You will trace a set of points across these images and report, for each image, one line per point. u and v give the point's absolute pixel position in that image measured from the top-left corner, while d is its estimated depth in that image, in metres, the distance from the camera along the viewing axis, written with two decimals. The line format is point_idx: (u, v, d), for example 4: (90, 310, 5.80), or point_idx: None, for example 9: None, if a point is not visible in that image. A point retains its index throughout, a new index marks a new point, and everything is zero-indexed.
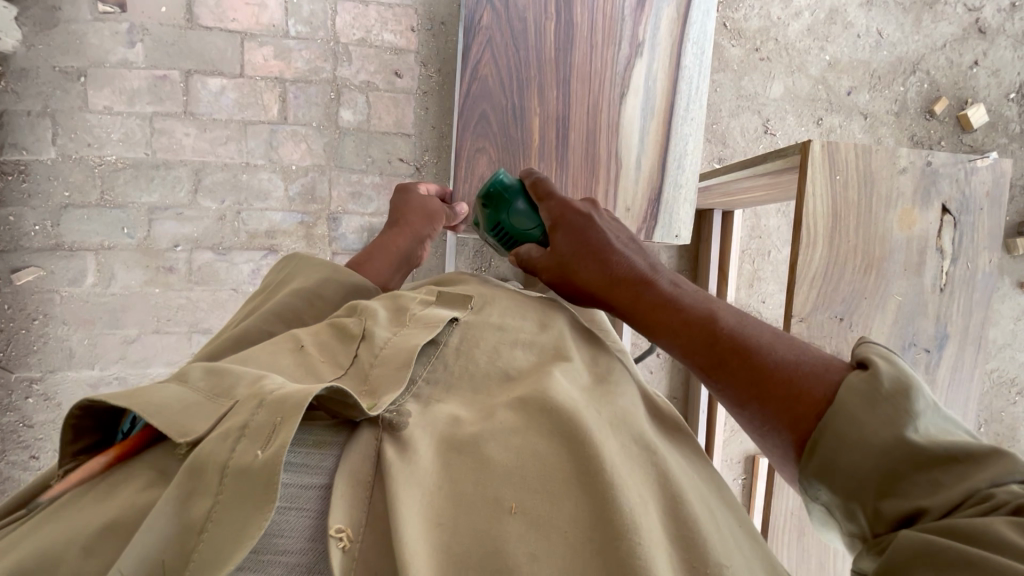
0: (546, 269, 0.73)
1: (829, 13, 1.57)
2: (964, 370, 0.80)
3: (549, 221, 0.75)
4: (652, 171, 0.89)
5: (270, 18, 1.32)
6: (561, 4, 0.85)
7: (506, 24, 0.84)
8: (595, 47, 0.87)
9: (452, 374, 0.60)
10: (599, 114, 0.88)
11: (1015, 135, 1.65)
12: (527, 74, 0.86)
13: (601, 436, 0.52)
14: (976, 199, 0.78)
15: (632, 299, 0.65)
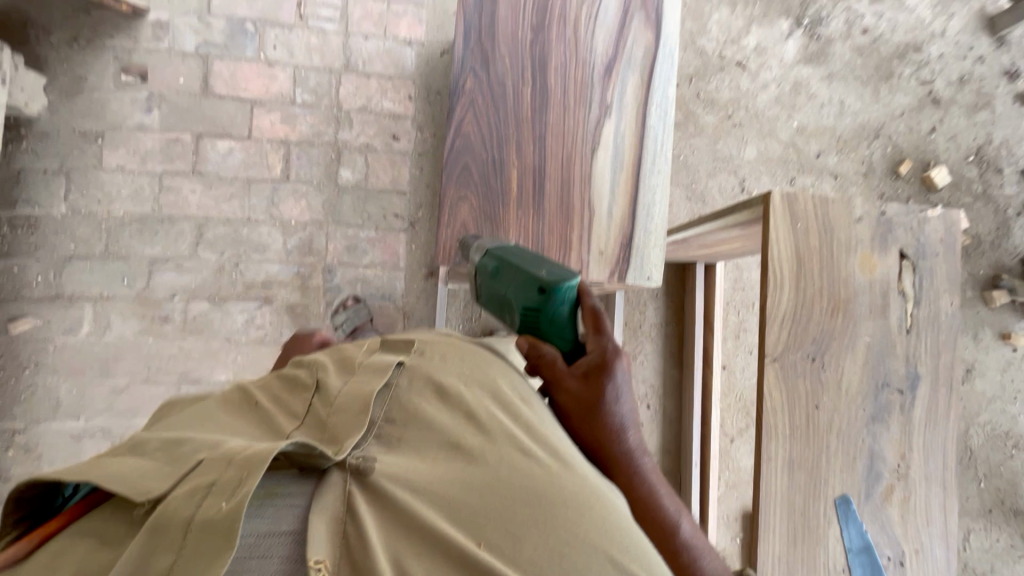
0: (567, 393, 0.64)
1: (794, 86, 1.71)
2: (939, 410, 0.82)
3: (595, 357, 0.65)
4: (623, 218, 0.93)
5: (279, 87, 1.44)
6: (536, 71, 0.93)
7: (487, 89, 0.93)
8: (567, 109, 0.93)
9: (410, 407, 0.55)
10: (572, 166, 0.93)
11: (978, 195, 1.75)
12: (505, 132, 0.93)
13: (566, 473, 0.51)
14: (931, 245, 0.83)
15: (618, 471, 0.64)
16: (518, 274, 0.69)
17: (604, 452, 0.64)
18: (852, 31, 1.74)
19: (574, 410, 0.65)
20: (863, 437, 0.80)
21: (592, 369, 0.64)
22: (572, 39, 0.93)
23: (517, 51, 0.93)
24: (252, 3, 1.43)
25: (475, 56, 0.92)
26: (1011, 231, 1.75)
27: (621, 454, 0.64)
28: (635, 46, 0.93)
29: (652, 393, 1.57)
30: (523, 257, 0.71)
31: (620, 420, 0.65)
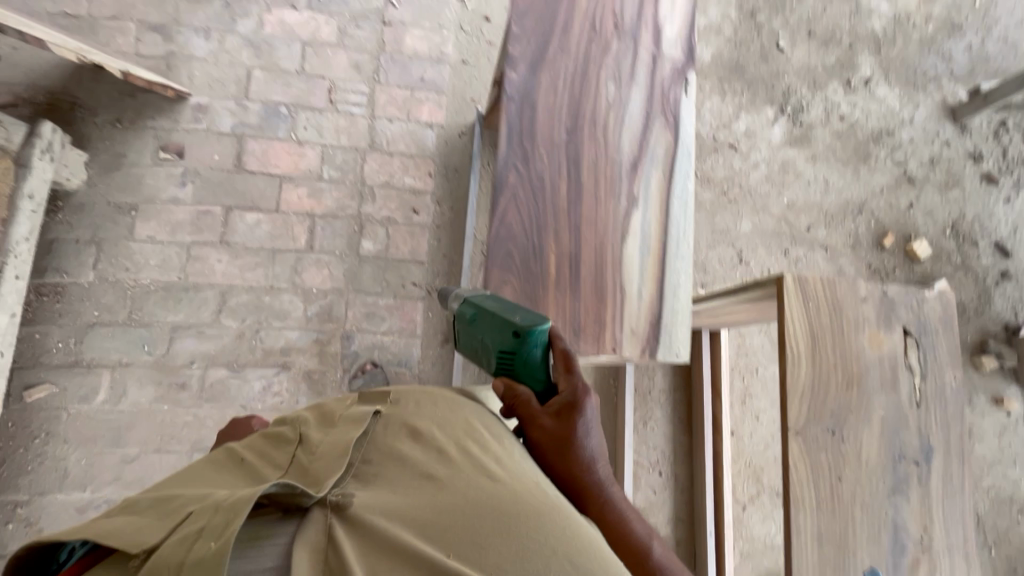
0: (541, 431, 0.67)
1: (782, 166, 1.86)
2: (954, 481, 0.85)
3: (567, 396, 0.69)
4: (661, 279, 0.83)
5: (308, 164, 1.53)
6: (567, 142, 0.84)
7: (522, 162, 0.82)
8: (600, 181, 0.84)
9: (385, 448, 0.59)
10: (613, 215, 0.83)
11: (958, 266, 1.88)
12: (543, 209, 0.81)
13: (530, 493, 0.54)
14: (931, 322, 0.90)
15: (591, 499, 0.66)
16: (493, 322, 0.73)
17: (576, 484, 0.66)
18: (830, 118, 1.92)
19: (547, 446, 0.67)
20: (886, 508, 0.83)
21: (564, 407, 0.68)
22: (622, 91, 0.88)
23: (565, 94, 0.86)
24: (287, 90, 1.55)
25: (520, 95, 0.84)
26: (992, 299, 1.86)
27: (593, 484, 0.66)
28: (682, 107, 0.89)
29: (663, 459, 1.58)
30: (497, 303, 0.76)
31: (590, 451, 0.67)
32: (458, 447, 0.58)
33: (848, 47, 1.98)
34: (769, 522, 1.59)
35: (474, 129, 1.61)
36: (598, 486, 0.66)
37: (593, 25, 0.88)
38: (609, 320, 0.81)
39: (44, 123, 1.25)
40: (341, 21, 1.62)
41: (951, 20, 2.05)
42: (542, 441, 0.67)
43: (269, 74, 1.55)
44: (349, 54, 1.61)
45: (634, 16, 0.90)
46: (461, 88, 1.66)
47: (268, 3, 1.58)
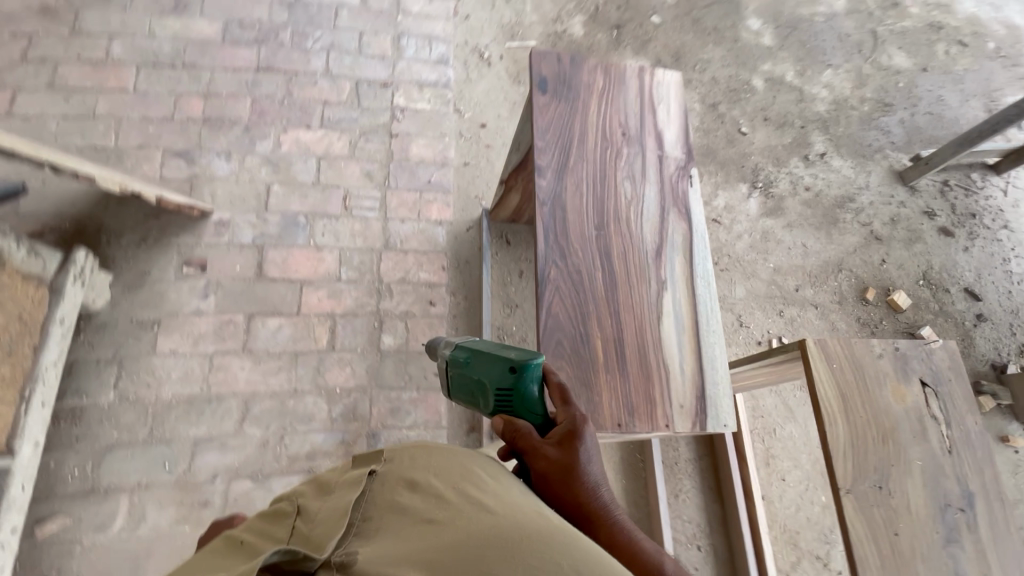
0: (545, 459, 0.71)
1: (763, 235, 2.02)
2: (1002, 525, 0.89)
3: (566, 426, 0.74)
4: (699, 353, 0.90)
5: (326, 267, 1.60)
6: (599, 236, 0.94)
7: (561, 257, 0.91)
8: (631, 269, 0.93)
9: (387, 502, 0.58)
10: (646, 299, 0.91)
11: (937, 312, 2.01)
12: (585, 297, 0.89)
13: (531, 523, 0.53)
14: (942, 372, 0.98)
15: (599, 524, 0.69)
16: (490, 360, 0.83)
17: (584, 510, 0.69)
18: (797, 189, 2.12)
19: (551, 475, 0.71)
20: (946, 559, 0.85)
21: (565, 436, 0.73)
22: (637, 188, 0.99)
23: (591, 195, 0.96)
24: (304, 200, 1.66)
25: (550, 200, 0.94)
26: (975, 341, 1.98)
27: (600, 508, 0.70)
28: (690, 197, 1.00)
29: (699, 532, 1.55)
30: (492, 348, 0.85)
31: (593, 476, 0.71)
32: (456, 490, 0.58)
33: (800, 127, 2.24)
34: None
35: (481, 223, 1.72)
36: (604, 510, 0.69)
37: (604, 136, 1.01)
38: (658, 396, 0.86)
39: (78, 249, 1.30)
40: (352, 136, 1.77)
41: (881, 101, 2.36)
42: (546, 471, 0.71)
43: (286, 187, 1.66)
44: (361, 164, 1.74)
45: (637, 126, 1.03)
46: (465, 187, 1.80)
47: (285, 126, 1.73)
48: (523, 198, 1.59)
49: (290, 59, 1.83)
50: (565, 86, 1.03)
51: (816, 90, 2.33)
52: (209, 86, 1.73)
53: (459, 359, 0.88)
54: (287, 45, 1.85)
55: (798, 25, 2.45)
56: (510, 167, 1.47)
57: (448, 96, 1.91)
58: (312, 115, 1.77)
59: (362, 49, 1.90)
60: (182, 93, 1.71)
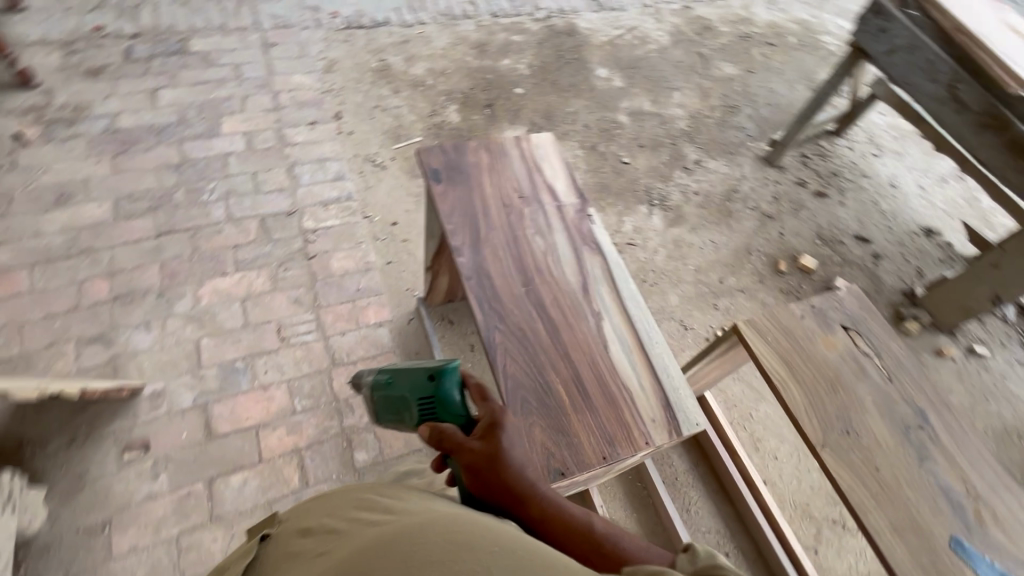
0: (472, 454, 0.78)
1: (675, 243, 2.19)
2: (956, 428, 0.98)
3: (487, 420, 0.81)
4: (652, 366, 0.95)
5: (279, 404, 1.55)
6: (528, 291, 1.00)
7: (501, 321, 0.96)
8: (566, 310, 0.99)
9: (279, 554, 0.71)
10: (589, 333, 0.97)
11: (841, 263, 2.24)
12: (534, 349, 0.94)
13: (401, 513, 0.68)
14: (856, 313, 1.09)
15: (531, 501, 0.77)
16: (411, 378, 0.97)
17: (516, 492, 0.77)
18: (688, 195, 2.34)
19: (479, 467, 0.78)
20: (926, 477, 0.92)
21: (488, 429, 0.80)
22: (549, 239, 1.07)
23: (510, 257, 1.03)
24: (238, 345, 1.63)
25: (475, 273, 1.00)
26: (881, 277, 2.22)
27: (529, 488, 0.77)
28: (596, 233, 1.10)
29: (722, 538, 1.55)
30: (410, 368, 1.00)
31: (519, 460, 0.79)
32: (337, 514, 0.72)
33: (671, 145, 2.51)
34: (845, 554, 1.57)
35: (420, 312, 1.76)
36: (535, 489, 0.77)
37: (505, 203, 1.10)
38: (629, 418, 0.89)
39: (1, 472, 1.20)
40: (271, 269, 1.79)
41: (726, 106, 2.72)
42: (473, 464, 0.78)
43: (216, 337, 1.63)
44: (286, 293, 1.74)
45: (531, 187, 1.14)
46: (395, 284, 1.85)
47: (200, 280, 1.72)
48: (452, 277, 1.65)
49: (190, 216, 1.85)
50: (456, 172, 1.13)
51: (672, 111, 2.65)
52: (112, 264, 1.71)
53: (386, 385, 1.03)
54: (183, 204, 1.87)
55: (638, 65, 2.81)
56: (430, 254, 1.54)
57: (354, 206, 2.00)
58: (225, 261, 1.77)
59: (259, 187, 1.96)
60: (84, 279, 1.67)
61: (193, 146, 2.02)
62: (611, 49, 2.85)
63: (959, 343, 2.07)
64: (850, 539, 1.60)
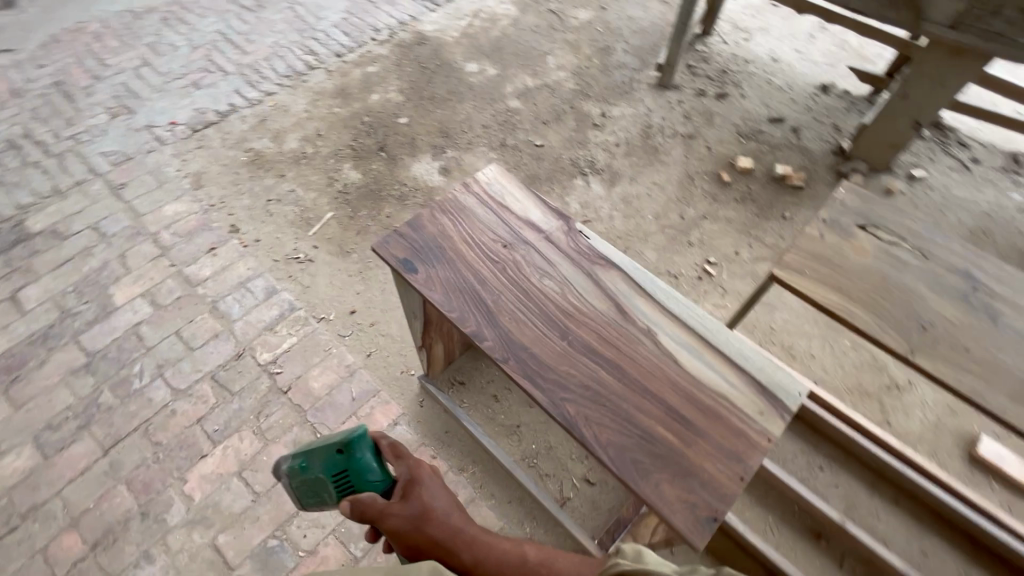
0: (395, 518, 0.93)
1: (624, 200, 2.15)
2: (999, 273, 0.99)
3: (405, 483, 0.99)
4: (730, 357, 0.88)
5: (337, 561, 1.38)
6: (569, 341, 0.89)
7: (561, 386, 0.84)
8: (617, 341, 0.89)
9: None
10: (653, 353, 0.88)
11: (770, 150, 2.30)
12: (609, 398, 0.83)
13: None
14: (862, 207, 1.08)
15: (459, 546, 0.93)
16: (321, 454, 1.03)
17: (444, 541, 0.93)
18: (612, 150, 2.30)
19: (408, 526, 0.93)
20: (1007, 334, 0.92)
21: (407, 492, 0.97)
22: (557, 276, 0.97)
23: (531, 316, 0.92)
24: (260, 523, 1.42)
25: (506, 349, 0.88)
26: (808, 147, 2.30)
27: (452, 534, 0.94)
28: (597, 248, 1.01)
29: (809, 455, 1.55)
30: (318, 446, 1.05)
31: (441, 510, 0.97)
32: None
33: (571, 109, 2.46)
34: (912, 411, 1.62)
35: (428, 390, 1.61)
36: (461, 536, 0.94)
37: (494, 261, 0.99)
38: (740, 422, 0.81)
39: None
40: (252, 425, 1.57)
41: (599, 50, 2.70)
42: (402, 525, 0.93)
43: (232, 528, 1.41)
44: (282, 442, 1.54)
45: (509, 230, 1.03)
46: (387, 374, 1.68)
47: (181, 476, 1.48)
48: (445, 341, 1.55)
49: (132, 413, 1.58)
50: (425, 252, 0.99)
51: (554, 76, 2.59)
52: (71, 510, 1.43)
53: (298, 468, 1.05)
54: (116, 404, 1.60)
55: (501, 45, 2.72)
56: (417, 334, 1.40)
57: (303, 314, 1.80)
58: (197, 442, 1.54)
59: (192, 344, 1.72)
60: (46, 543, 1.39)
61: (92, 335, 1.72)
62: (469, 41, 2.74)
63: (899, 176, 2.19)
64: (908, 396, 1.65)
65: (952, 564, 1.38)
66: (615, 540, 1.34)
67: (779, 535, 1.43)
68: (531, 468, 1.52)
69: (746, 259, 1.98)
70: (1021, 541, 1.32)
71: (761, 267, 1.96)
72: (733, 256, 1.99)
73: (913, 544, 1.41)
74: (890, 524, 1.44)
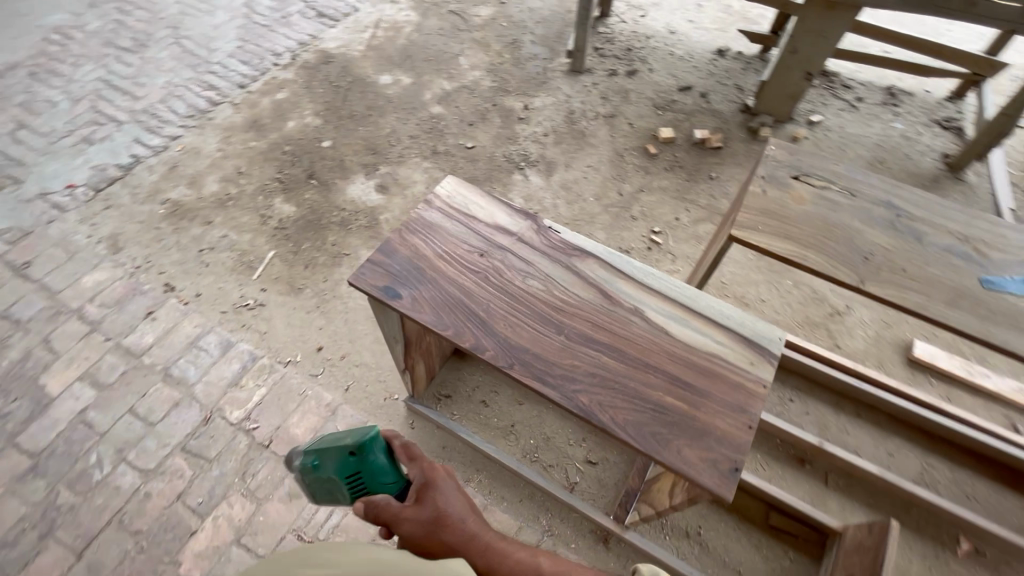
0: (408, 521, 0.87)
1: (563, 186, 2.21)
2: (913, 198, 1.13)
3: (420, 488, 0.94)
4: (714, 319, 0.94)
5: None
6: (566, 335, 0.92)
7: (570, 379, 0.87)
8: (610, 326, 0.93)
9: None
10: (646, 330, 0.93)
11: (686, 117, 2.44)
12: (616, 381, 0.87)
13: None
14: (791, 160, 1.18)
15: (472, 554, 0.83)
16: (334, 454, 0.99)
17: (455, 547, 0.84)
18: (542, 140, 2.35)
19: (422, 530, 0.86)
20: (932, 248, 1.05)
21: (422, 496, 0.92)
22: (540, 275, 0.99)
23: (524, 318, 0.94)
24: None
25: (509, 355, 0.89)
26: (718, 109, 2.46)
27: (466, 541, 0.85)
28: (569, 240, 1.05)
29: (779, 391, 1.69)
30: (330, 444, 1.01)
31: (456, 514, 0.90)
32: None
33: (494, 106, 2.48)
34: (855, 331, 1.80)
35: (416, 411, 1.59)
36: (474, 543, 0.85)
37: (475, 271, 1.00)
38: (737, 376, 0.88)
39: None
40: (240, 487, 1.49)
41: (507, 44, 2.73)
42: (415, 530, 0.86)
43: None
44: (277, 497, 1.48)
45: (482, 239, 1.04)
46: (371, 404, 1.65)
47: (173, 559, 1.38)
48: (425, 358, 1.54)
49: (100, 506, 1.45)
50: (405, 276, 0.98)
51: (470, 76, 2.60)
52: None
53: (311, 466, 1.02)
54: (79, 501, 1.46)
55: (410, 53, 2.69)
56: (400, 357, 1.38)
57: (267, 362, 1.71)
58: (182, 520, 1.44)
59: (151, 419, 1.59)
60: None
61: (33, 434, 1.56)
62: (376, 53, 2.68)
63: (801, 123, 2.39)
64: (849, 319, 1.83)
65: (914, 457, 1.56)
66: (630, 510, 1.40)
67: (769, 469, 1.55)
68: (534, 463, 1.55)
69: (687, 222, 2.10)
70: (961, 424, 1.52)
71: (701, 228, 2.09)
72: (674, 222, 2.10)
73: (881, 448, 1.58)
74: (858, 436, 1.60)
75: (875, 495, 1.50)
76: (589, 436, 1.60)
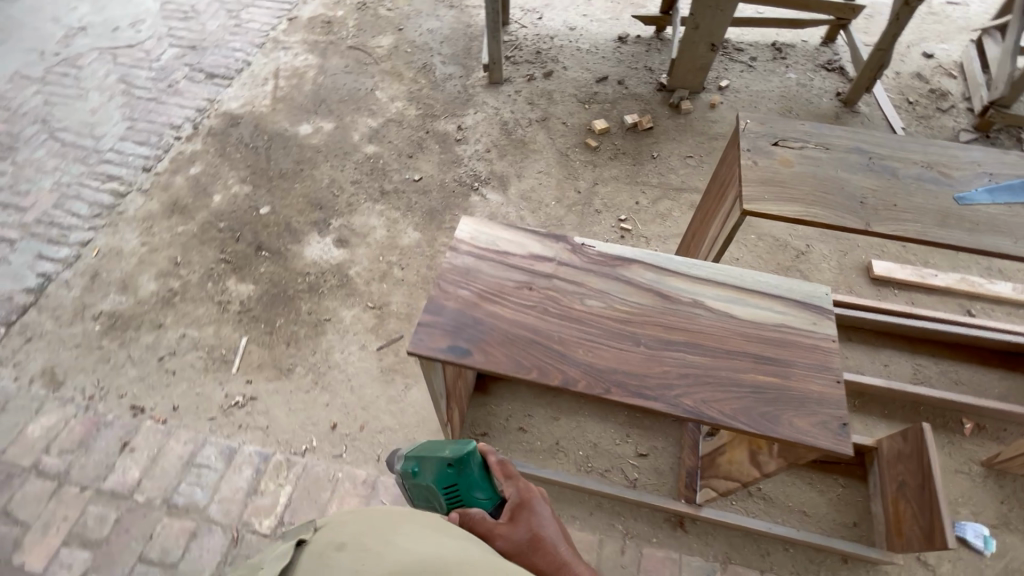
0: (501, 537, 0.80)
1: (523, 197, 2.22)
2: (874, 140, 1.26)
3: (513, 508, 0.87)
4: (766, 291, 1.00)
5: None
6: (644, 344, 0.93)
7: (666, 387, 0.88)
8: (680, 324, 0.95)
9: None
10: (714, 319, 0.96)
11: (611, 106, 2.55)
12: (706, 374, 0.89)
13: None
14: (765, 128, 1.27)
15: None
16: (432, 463, 0.96)
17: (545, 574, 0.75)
18: (486, 156, 2.35)
19: (516, 546, 0.78)
20: (908, 180, 1.17)
21: (516, 515, 0.85)
22: (595, 293, 0.99)
23: (598, 339, 0.94)
24: None
25: (601, 381, 0.89)
26: (637, 93, 2.59)
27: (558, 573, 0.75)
28: (607, 252, 1.05)
29: None
30: (432, 450, 0.99)
31: (552, 538, 0.81)
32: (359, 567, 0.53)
33: (427, 133, 2.43)
34: (821, 266, 1.98)
35: None
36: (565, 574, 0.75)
37: (532, 306, 0.98)
38: (808, 339, 0.93)
39: None
40: None
41: (419, 69, 2.69)
42: (510, 545, 0.78)
43: None
44: None
45: (524, 272, 1.02)
46: None
47: None
48: (458, 403, 1.48)
49: None
50: (464, 330, 0.94)
51: (392, 108, 2.53)
52: None
53: (409, 470, 1.01)
54: None
55: (323, 96, 2.57)
56: (444, 410, 1.32)
57: (282, 457, 1.57)
58: None
59: (169, 559, 1.40)
60: None
61: None
62: (286, 103, 2.53)
63: (713, 90, 2.59)
64: (813, 256, 2.00)
65: (905, 362, 1.75)
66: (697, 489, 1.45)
67: None
68: (591, 473, 1.55)
69: (647, 204, 2.20)
70: (936, 323, 1.72)
71: (661, 206, 2.19)
72: (636, 207, 2.19)
73: (878, 362, 1.74)
74: (857, 357, 1.76)
75: (888, 405, 1.65)
76: (632, 431, 1.62)
